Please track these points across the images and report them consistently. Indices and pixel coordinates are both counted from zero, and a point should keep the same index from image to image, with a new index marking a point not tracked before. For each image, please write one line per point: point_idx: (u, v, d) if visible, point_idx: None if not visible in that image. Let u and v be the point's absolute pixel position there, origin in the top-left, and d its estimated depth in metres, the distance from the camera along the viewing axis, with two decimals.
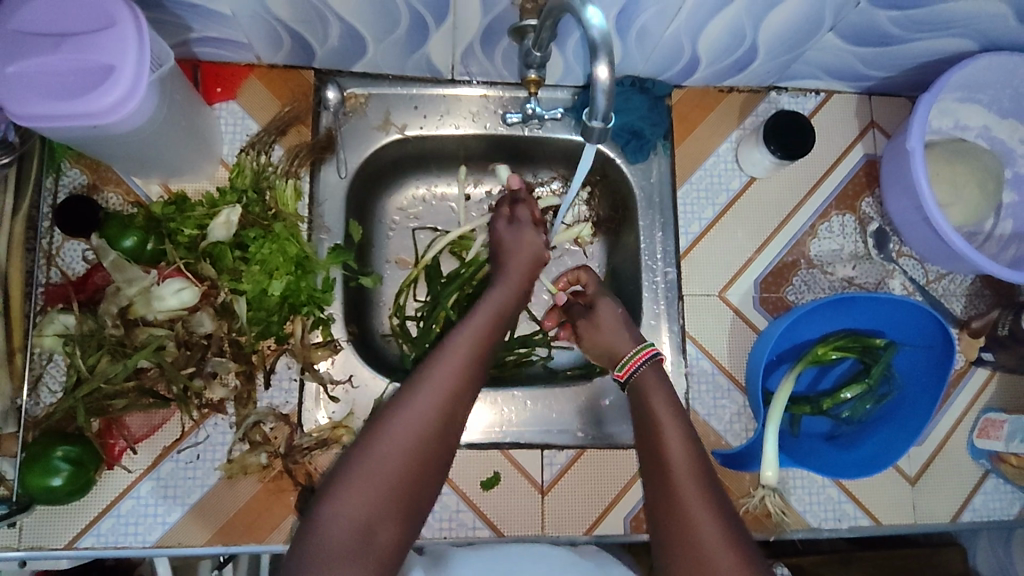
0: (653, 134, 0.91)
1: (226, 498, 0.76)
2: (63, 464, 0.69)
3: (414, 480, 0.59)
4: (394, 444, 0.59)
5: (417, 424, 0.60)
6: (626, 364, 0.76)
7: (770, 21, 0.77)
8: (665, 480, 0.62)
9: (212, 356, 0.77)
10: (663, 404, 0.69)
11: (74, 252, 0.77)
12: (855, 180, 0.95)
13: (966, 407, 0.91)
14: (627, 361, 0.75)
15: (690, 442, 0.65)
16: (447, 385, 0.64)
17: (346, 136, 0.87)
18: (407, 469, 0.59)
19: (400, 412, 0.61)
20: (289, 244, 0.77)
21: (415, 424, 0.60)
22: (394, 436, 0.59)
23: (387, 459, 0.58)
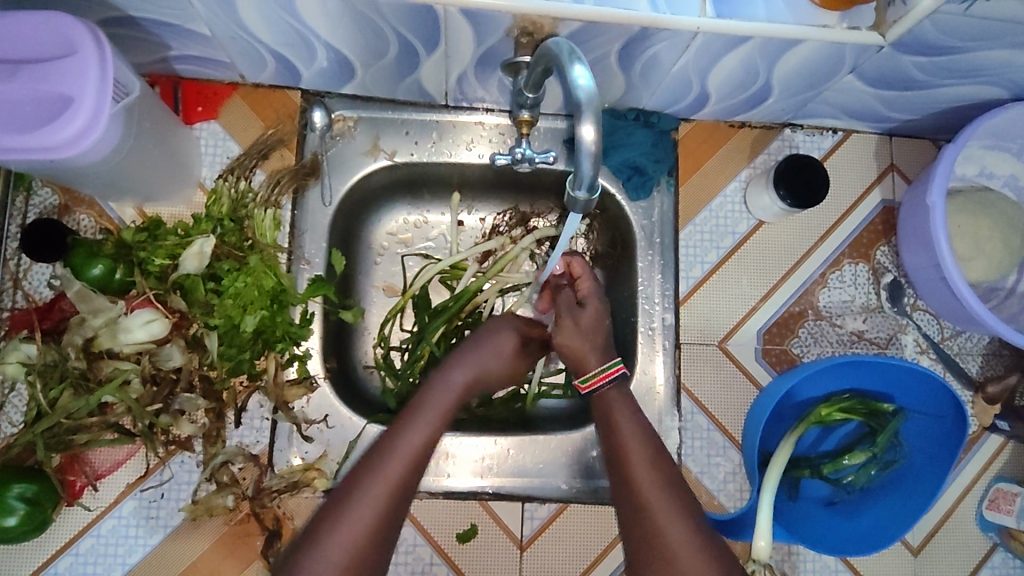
0: (656, 171, 0.86)
1: (189, 541, 0.73)
2: (19, 504, 0.66)
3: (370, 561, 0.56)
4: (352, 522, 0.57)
5: (376, 502, 0.58)
6: (590, 378, 0.74)
7: (785, 62, 0.71)
8: (659, 547, 0.61)
9: (181, 392, 0.74)
10: (642, 460, 0.66)
11: (41, 276, 0.74)
12: (871, 228, 0.90)
13: (976, 475, 0.86)
14: (589, 377, 0.73)
15: (677, 501, 0.64)
16: (410, 457, 0.61)
17: (332, 161, 0.83)
18: (369, 542, 0.56)
19: (360, 490, 0.58)
20: (265, 277, 0.73)
21: (374, 502, 0.58)
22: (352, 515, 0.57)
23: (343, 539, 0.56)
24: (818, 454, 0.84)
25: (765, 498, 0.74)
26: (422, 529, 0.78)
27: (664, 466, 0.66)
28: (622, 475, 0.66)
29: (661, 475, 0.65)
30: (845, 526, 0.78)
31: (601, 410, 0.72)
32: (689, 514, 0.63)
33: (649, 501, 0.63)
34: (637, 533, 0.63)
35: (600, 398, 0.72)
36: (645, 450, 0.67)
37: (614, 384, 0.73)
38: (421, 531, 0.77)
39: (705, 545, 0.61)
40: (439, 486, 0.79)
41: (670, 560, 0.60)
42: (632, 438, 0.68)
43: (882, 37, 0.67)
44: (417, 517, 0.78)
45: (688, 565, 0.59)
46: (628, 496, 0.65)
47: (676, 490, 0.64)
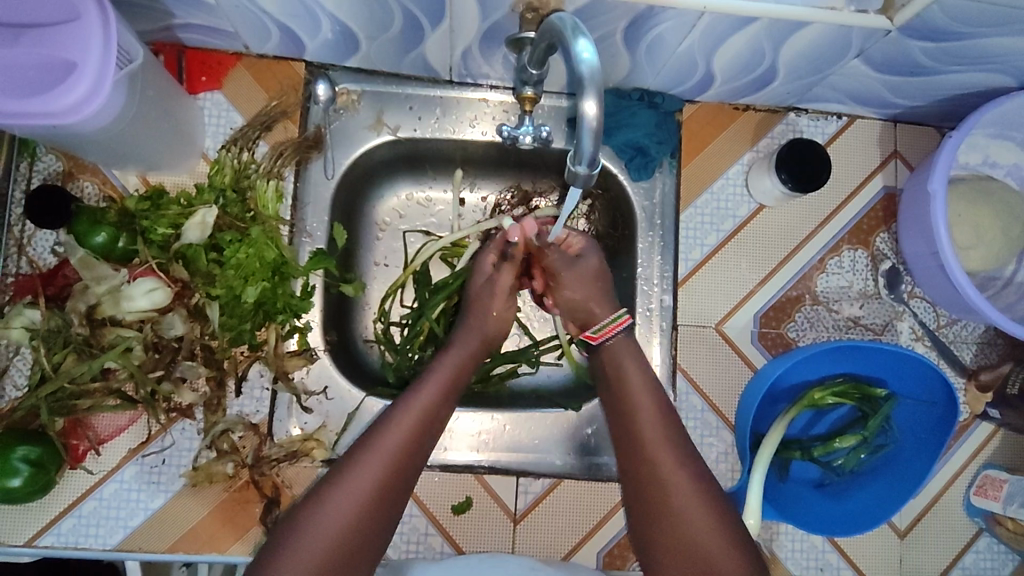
0: (659, 152, 0.86)
1: (188, 506, 0.74)
2: (23, 465, 0.67)
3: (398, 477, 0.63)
4: (323, 525, 0.58)
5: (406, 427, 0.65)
6: (600, 328, 0.77)
7: (792, 44, 0.71)
8: (661, 489, 0.64)
9: (183, 360, 0.74)
10: (650, 414, 0.69)
11: (45, 242, 0.75)
12: (872, 214, 0.90)
13: (964, 461, 0.87)
14: (599, 327, 0.77)
15: (682, 453, 0.66)
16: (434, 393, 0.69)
17: (335, 134, 0.83)
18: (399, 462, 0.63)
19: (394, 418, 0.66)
20: (267, 249, 0.74)
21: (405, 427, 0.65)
22: (319, 525, 0.58)
23: (310, 553, 0.57)
24: (810, 437, 0.85)
25: (755, 476, 0.75)
26: (418, 499, 0.80)
27: (670, 420, 0.69)
28: (629, 426, 0.69)
29: (669, 432, 0.68)
30: (833, 507, 0.80)
31: (611, 363, 0.75)
32: (693, 467, 0.65)
33: (654, 451, 0.66)
34: (641, 481, 0.66)
35: (607, 351, 0.76)
36: (652, 403, 0.70)
37: (619, 336, 0.76)
38: (416, 501, 0.79)
39: (705, 497, 0.64)
40: (437, 459, 0.81)
41: (670, 507, 0.63)
42: (640, 391, 0.71)
43: (889, 21, 0.67)
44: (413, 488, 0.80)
45: (690, 517, 0.62)
46: (632, 443, 0.68)
47: (680, 439, 0.67)
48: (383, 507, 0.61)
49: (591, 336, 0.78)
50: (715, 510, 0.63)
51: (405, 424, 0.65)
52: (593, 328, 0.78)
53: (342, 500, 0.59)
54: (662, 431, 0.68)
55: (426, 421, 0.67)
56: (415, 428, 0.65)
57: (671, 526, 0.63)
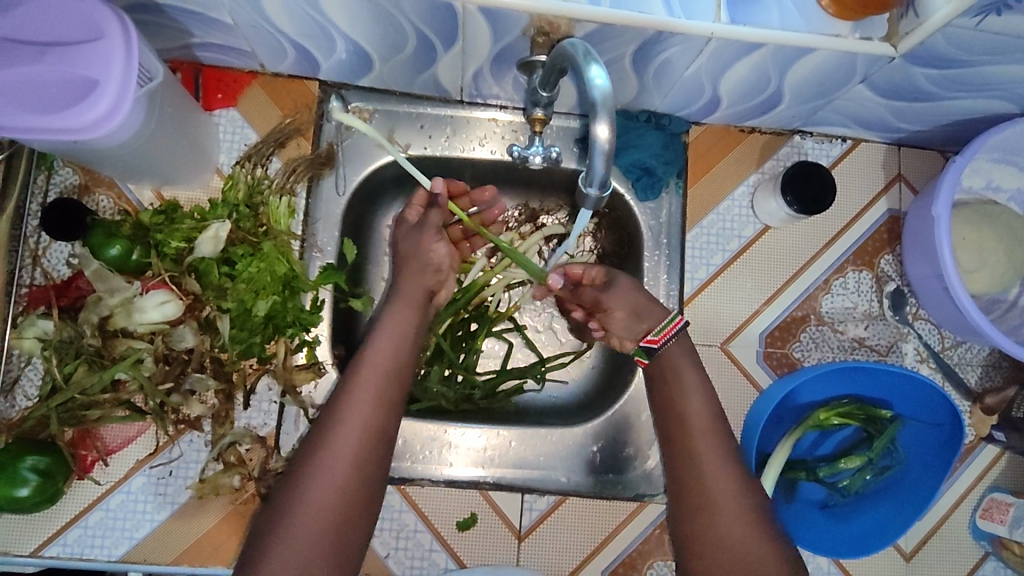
0: (665, 173, 0.87)
1: (195, 518, 0.74)
2: (32, 475, 0.67)
3: (371, 446, 0.64)
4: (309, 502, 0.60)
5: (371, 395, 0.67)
6: (660, 329, 0.76)
7: (798, 68, 0.73)
8: (707, 498, 0.66)
9: (192, 373, 0.75)
10: (701, 417, 0.71)
11: (59, 254, 0.76)
12: (876, 236, 0.91)
13: (970, 483, 0.87)
14: (660, 329, 0.75)
15: (729, 457, 0.69)
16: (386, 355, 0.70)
17: (347, 151, 0.84)
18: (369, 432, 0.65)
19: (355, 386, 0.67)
20: (278, 264, 0.75)
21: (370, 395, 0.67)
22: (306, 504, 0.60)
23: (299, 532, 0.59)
24: (815, 458, 0.85)
25: None
26: (423, 514, 0.80)
27: (720, 424, 0.71)
28: (678, 426, 0.71)
29: (717, 435, 0.70)
30: (838, 529, 0.80)
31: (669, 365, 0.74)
32: (739, 471, 0.68)
33: (703, 452, 0.69)
34: (687, 479, 0.68)
35: (666, 355, 0.75)
36: (704, 405, 0.72)
37: (679, 338, 0.75)
38: (421, 517, 0.79)
39: (753, 504, 0.66)
40: (442, 473, 0.80)
41: (711, 504, 0.66)
42: (692, 391, 0.72)
43: (893, 48, 0.68)
44: (418, 503, 0.80)
45: (733, 518, 0.65)
46: (681, 443, 0.70)
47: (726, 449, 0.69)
48: (364, 476, 0.63)
49: (650, 339, 0.75)
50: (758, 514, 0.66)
51: (368, 390, 0.67)
52: (652, 332, 0.76)
53: (319, 478, 0.61)
54: (713, 433, 0.70)
55: (387, 383, 0.69)
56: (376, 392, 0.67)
57: (712, 523, 0.65)
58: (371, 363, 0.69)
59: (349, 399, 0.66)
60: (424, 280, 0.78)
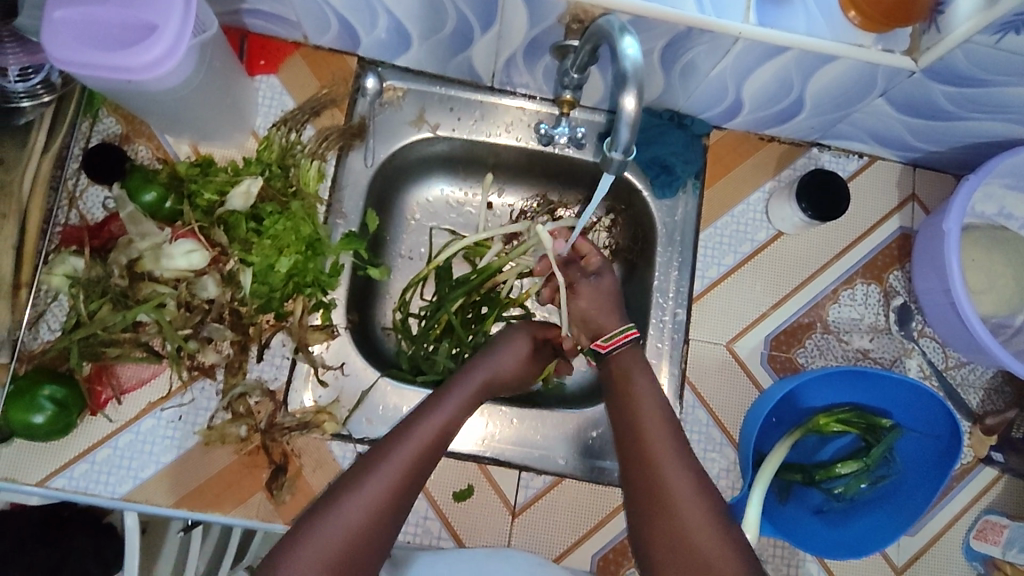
0: (684, 172, 0.89)
1: (200, 464, 0.75)
2: (48, 403, 0.69)
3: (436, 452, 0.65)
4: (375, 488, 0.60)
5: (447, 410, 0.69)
6: (611, 337, 0.80)
7: (820, 76, 0.76)
8: (662, 488, 0.65)
9: (211, 322, 0.77)
10: (653, 419, 0.71)
11: (96, 198, 0.78)
12: (887, 252, 0.93)
13: (966, 504, 0.87)
14: (609, 337, 0.80)
15: (680, 453, 0.68)
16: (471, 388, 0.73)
17: (377, 126, 0.87)
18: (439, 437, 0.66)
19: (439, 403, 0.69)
20: (304, 224, 0.78)
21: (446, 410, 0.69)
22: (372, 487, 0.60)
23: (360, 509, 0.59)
24: (811, 462, 0.85)
25: (754, 495, 0.76)
26: None
27: (673, 426, 0.71)
28: (633, 432, 0.71)
29: (673, 436, 0.70)
30: (832, 535, 0.80)
31: (618, 370, 0.77)
32: (690, 464, 0.67)
33: (655, 451, 0.68)
34: (641, 478, 0.67)
35: (614, 361, 0.78)
36: (656, 410, 0.72)
37: (631, 345, 0.79)
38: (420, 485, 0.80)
39: (707, 498, 0.64)
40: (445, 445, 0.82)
41: (669, 498, 0.64)
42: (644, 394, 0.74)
43: (914, 62, 0.71)
44: None
45: (687, 511, 0.63)
46: (635, 446, 0.70)
47: (680, 444, 0.69)
48: (383, 524, 0.59)
49: (599, 345, 0.81)
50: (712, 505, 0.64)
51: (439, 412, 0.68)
52: (603, 337, 0.81)
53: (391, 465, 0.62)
54: (666, 433, 0.69)
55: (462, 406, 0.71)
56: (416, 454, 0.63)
57: (671, 523, 0.63)
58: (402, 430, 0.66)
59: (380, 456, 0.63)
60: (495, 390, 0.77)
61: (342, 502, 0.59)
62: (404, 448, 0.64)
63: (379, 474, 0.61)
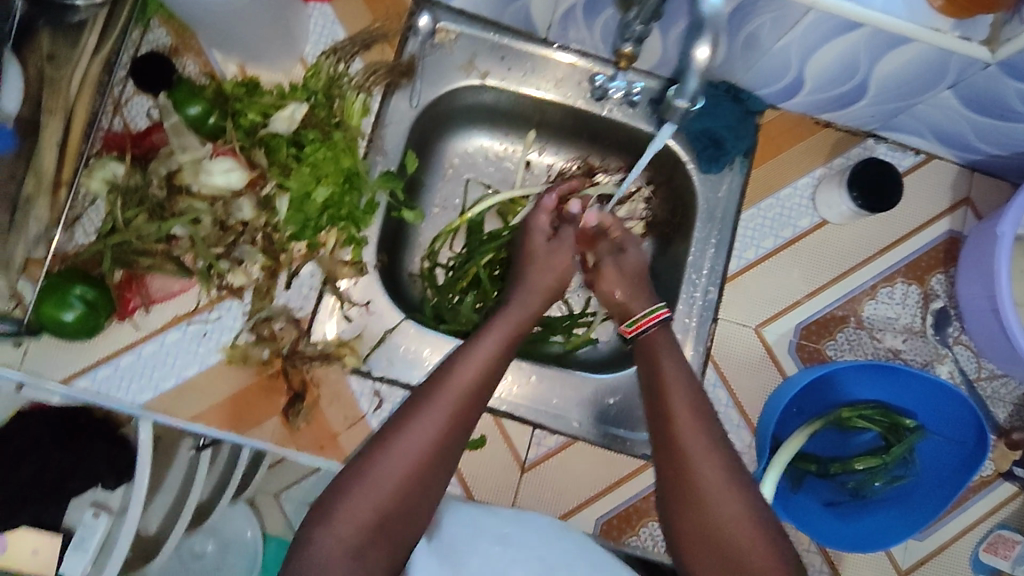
0: (734, 147, 0.86)
1: (220, 382, 0.77)
2: (78, 303, 0.70)
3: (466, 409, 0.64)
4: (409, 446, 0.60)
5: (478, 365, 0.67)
6: (636, 321, 0.78)
7: (888, 60, 0.73)
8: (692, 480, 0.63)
9: (243, 244, 0.77)
10: (684, 403, 0.68)
11: (140, 108, 0.79)
12: (932, 253, 0.90)
13: (980, 516, 0.85)
14: (638, 319, 0.77)
15: (716, 444, 0.65)
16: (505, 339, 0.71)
17: (426, 67, 0.85)
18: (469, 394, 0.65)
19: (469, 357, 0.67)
20: (344, 156, 0.77)
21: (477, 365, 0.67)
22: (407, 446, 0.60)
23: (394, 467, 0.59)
24: (827, 455, 0.84)
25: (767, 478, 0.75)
26: None
27: (704, 417, 0.67)
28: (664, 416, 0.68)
29: (705, 421, 0.67)
30: (841, 529, 0.79)
31: (644, 352, 0.75)
32: (722, 453, 0.65)
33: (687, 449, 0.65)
34: (673, 467, 0.65)
35: (647, 340, 0.75)
36: (686, 399, 0.68)
37: (659, 327, 0.76)
38: None
39: (739, 493, 0.63)
40: None
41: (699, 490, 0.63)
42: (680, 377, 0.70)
43: (990, 53, 0.68)
44: None
45: (718, 505, 0.62)
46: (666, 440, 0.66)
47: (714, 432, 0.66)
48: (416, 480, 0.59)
49: (626, 328, 0.78)
50: (748, 506, 0.62)
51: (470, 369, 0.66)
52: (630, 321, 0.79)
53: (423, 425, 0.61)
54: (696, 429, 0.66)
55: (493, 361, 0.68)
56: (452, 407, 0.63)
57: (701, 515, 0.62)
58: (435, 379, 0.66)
59: (416, 414, 0.62)
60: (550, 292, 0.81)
61: (375, 462, 0.59)
62: (437, 406, 0.63)
63: (413, 434, 0.60)
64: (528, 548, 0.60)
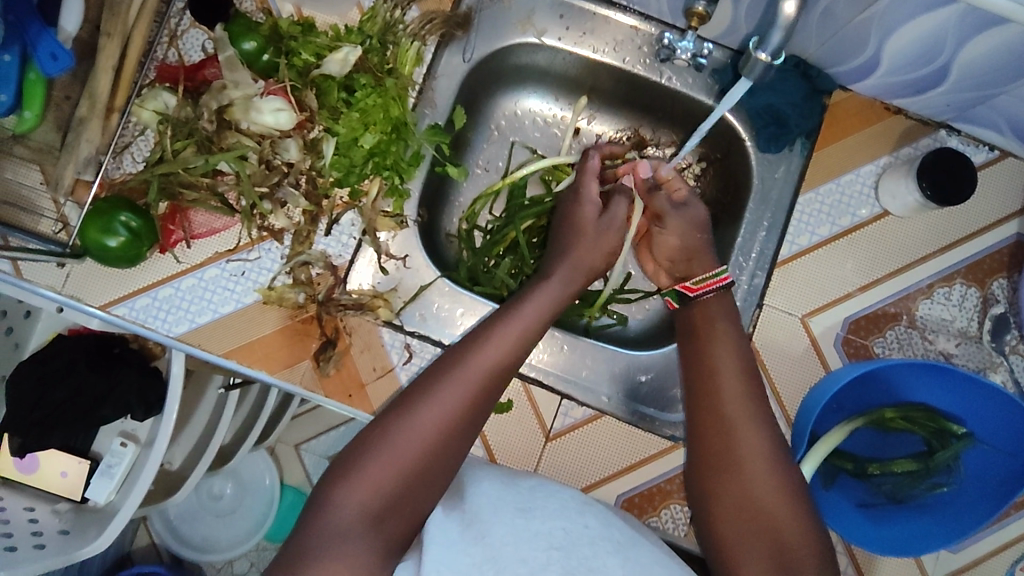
0: (797, 126, 0.82)
1: (254, 323, 0.76)
2: (122, 230, 0.70)
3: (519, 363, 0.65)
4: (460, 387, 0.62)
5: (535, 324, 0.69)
6: (698, 282, 0.78)
7: (978, 41, 0.67)
8: (729, 448, 0.66)
9: (287, 185, 0.76)
10: (729, 375, 0.70)
11: (195, 40, 0.77)
12: (996, 256, 0.85)
13: (1020, 536, 0.81)
14: (699, 281, 0.78)
15: (756, 418, 0.68)
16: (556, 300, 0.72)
17: (483, 20, 0.83)
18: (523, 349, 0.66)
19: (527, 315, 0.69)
20: (393, 104, 0.75)
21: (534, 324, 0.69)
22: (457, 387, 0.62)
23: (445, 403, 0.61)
24: (864, 455, 0.81)
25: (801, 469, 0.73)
26: None
27: (746, 383, 0.70)
28: (707, 383, 0.71)
29: (744, 395, 0.69)
30: (871, 530, 0.76)
31: (698, 316, 0.77)
32: (762, 427, 0.67)
33: (729, 411, 0.68)
34: (711, 435, 0.68)
35: (701, 305, 0.77)
36: (730, 366, 0.71)
37: (720, 294, 0.77)
38: None
39: (775, 465, 0.65)
40: None
41: (735, 458, 0.66)
42: (722, 345, 0.72)
43: None
44: None
45: (753, 475, 0.65)
46: (710, 403, 0.69)
47: (755, 407, 0.69)
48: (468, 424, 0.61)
49: (687, 286, 0.79)
50: (781, 469, 0.65)
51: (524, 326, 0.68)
52: (692, 280, 0.79)
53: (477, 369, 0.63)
54: (739, 394, 0.69)
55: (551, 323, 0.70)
56: (486, 370, 0.63)
57: (733, 480, 0.65)
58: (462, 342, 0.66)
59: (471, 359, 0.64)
60: (590, 276, 0.77)
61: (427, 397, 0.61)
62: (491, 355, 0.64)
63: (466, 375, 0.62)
64: (553, 518, 0.57)
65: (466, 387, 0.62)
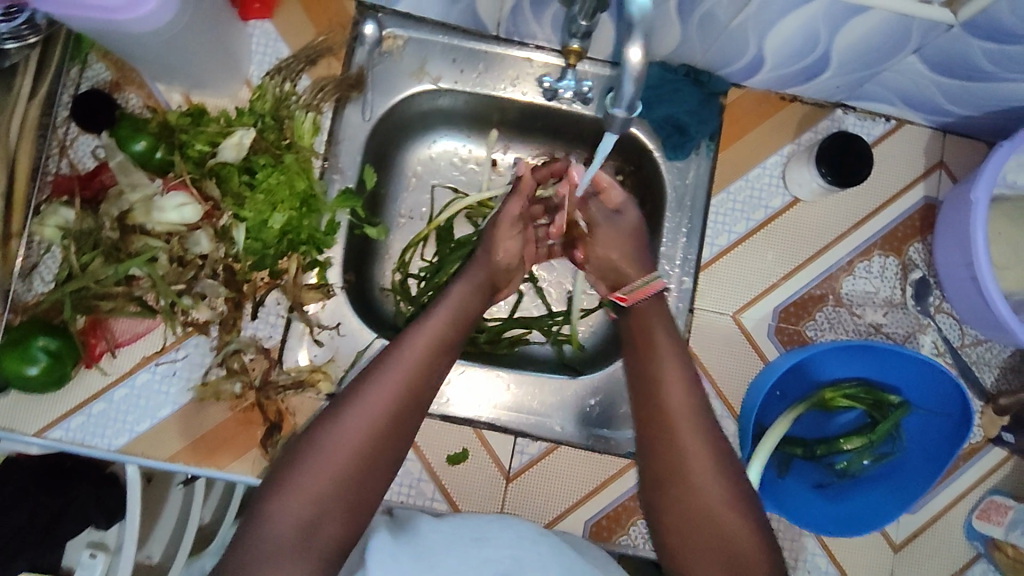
0: (698, 132, 0.85)
1: (194, 420, 0.76)
2: (41, 355, 0.69)
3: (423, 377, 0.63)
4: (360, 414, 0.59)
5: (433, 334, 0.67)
6: (631, 290, 0.78)
7: (849, 30, 0.70)
8: (682, 465, 0.64)
9: (205, 278, 0.76)
10: (677, 390, 0.68)
11: (86, 146, 0.76)
12: (908, 222, 0.88)
13: (971, 484, 0.85)
14: (629, 290, 0.77)
15: (708, 432, 0.66)
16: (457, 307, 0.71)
17: (376, 77, 0.83)
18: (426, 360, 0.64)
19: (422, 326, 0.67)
20: (298, 179, 0.75)
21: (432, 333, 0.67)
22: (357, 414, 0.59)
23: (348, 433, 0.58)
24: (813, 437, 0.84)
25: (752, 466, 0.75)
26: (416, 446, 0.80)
27: (696, 398, 0.68)
28: (654, 400, 0.68)
29: (698, 411, 0.67)
30: (828, 509, 0.79)
31: (638, 322, 0.75)
32: (716, 443, 0.65)
33: (680, 425, 0.66)
34: (662, 454, 0.66)
35: (637, 312, 0.76)
36: (677, 381, 0.68)
37: (652, 300, 0.76)
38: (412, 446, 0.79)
39: (729, 480, 0.64)
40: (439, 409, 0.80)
41: (688, 475, 0.64)
42: (668, 359, 0.70)
43: (953, 16, 0.65)
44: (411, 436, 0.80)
45: (706, 491, 0.63)
46: (658, 420, 0.67)
47: (705, 422, 0.66)
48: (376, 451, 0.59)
49: (620, 298, 0.78)
50: (733, 484, 0.63)
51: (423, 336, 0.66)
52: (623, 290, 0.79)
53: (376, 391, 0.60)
54: (689, 400, 0.67)
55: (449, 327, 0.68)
56: (391, 389, 0.61)
57: (686, 499, 0.63)
58: (383, 372, 0.62)
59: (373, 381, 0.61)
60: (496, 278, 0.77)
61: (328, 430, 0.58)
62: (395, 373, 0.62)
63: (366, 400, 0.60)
64: (507, 546, 0.59)
65: (368, 410, 0.59)
